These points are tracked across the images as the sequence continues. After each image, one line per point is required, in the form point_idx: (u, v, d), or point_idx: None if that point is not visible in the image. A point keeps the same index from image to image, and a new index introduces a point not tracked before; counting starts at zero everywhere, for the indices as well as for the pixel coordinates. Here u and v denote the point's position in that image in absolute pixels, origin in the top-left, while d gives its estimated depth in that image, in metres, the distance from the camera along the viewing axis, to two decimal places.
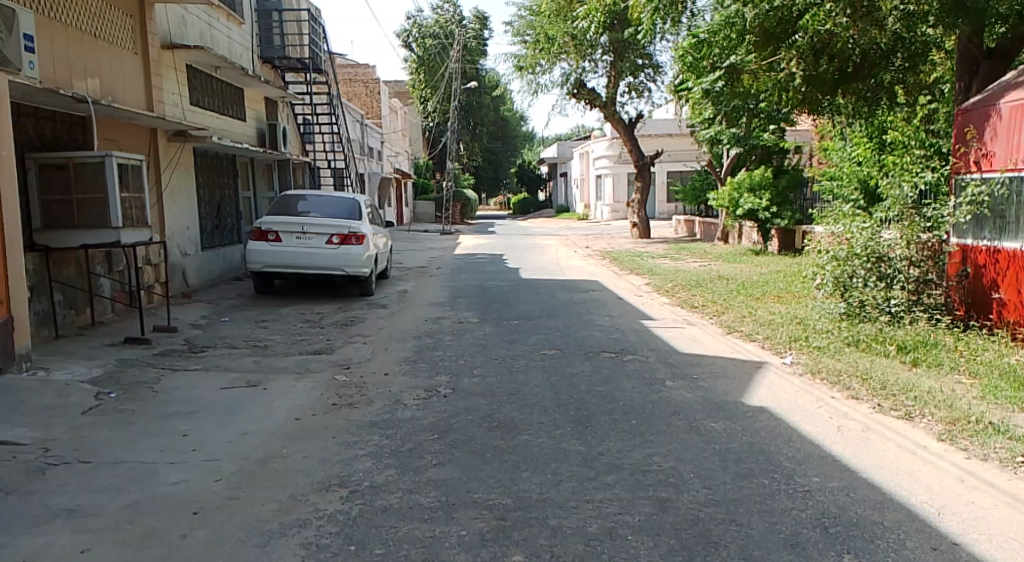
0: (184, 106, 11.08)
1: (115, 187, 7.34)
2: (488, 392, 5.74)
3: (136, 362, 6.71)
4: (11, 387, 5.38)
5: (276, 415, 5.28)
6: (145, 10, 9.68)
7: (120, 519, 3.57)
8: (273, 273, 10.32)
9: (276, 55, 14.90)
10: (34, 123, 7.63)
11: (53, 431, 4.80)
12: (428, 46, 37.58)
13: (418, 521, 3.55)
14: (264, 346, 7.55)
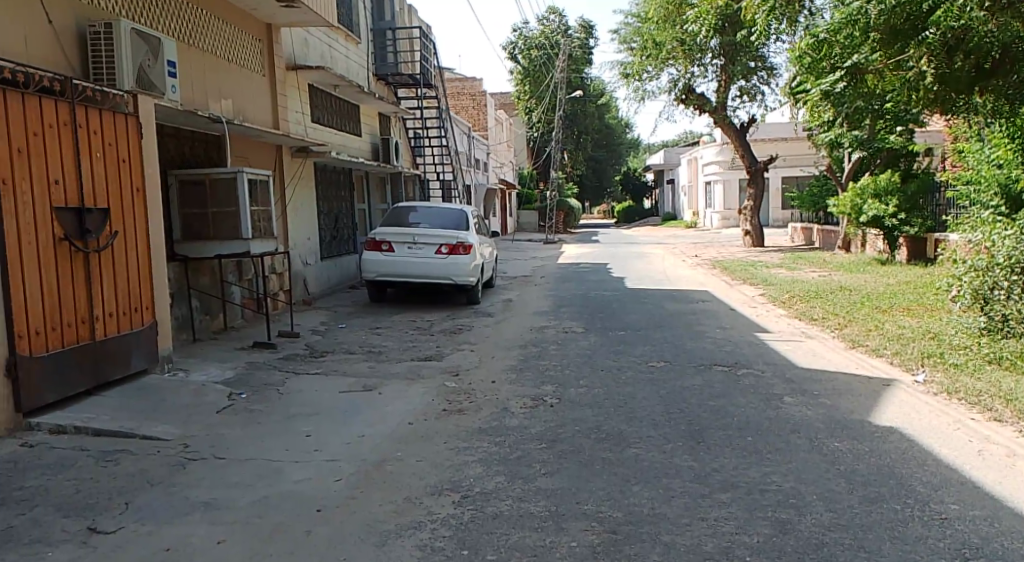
0: (306, 123, 11.69)
1: (245, 202, 7.82)
2: (596, 403, 5.70)
3: (263, 365, 7.12)
4: (156, 387, 5.84)
5: (390, 419, 5.46)
6: (272, 34, 10.29)
7: (252, 514, 3.79)
8: (387, 282, 10.69)
9: (389, 71, 15.48)
10: (175, 142, 8.26)
11: (191, 427, 5.17)
12: (533, 56, 37.92)
13: (529, 529, 3.57)
14: (378, 352, 7.83)
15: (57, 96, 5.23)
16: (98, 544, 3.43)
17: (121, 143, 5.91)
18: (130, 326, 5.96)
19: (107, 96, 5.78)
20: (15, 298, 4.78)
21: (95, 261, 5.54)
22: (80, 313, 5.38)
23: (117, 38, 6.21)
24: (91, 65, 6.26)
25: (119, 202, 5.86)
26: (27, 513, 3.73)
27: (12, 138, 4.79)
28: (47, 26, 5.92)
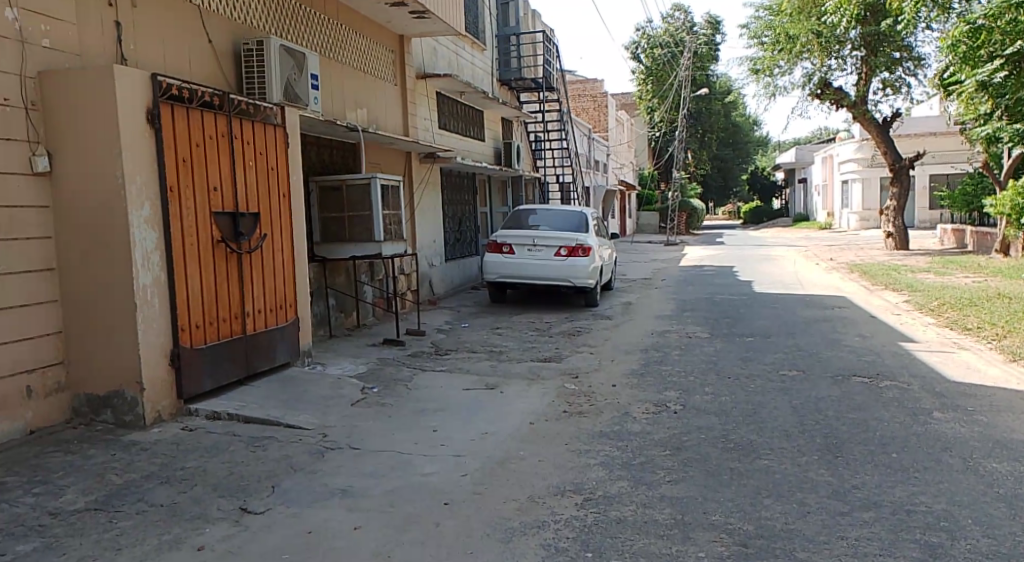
0: (433, 130, 12.08)
1: (377, 207, 8.20)
2: (723, 411, 5.54)
3: (392, 362, 7.43)
4: (297, 379, 6.23)
5: (513, 418, 5.55)
6: (403, 44, 10.71)
7: (385, 503, 3.97)
8: (507, 283, 10.87)
9: (513, 76, 15.72)
10: (316, 150, 8.76)
11: (329, 418, 5.47)
12: (657, 55, 37.27)
13: (654, 536, 3.53)
14: (500, 352, 7.97)
15: (215, 110, 5.68)
16: (248, 524, 3.70)
17: (271, 152, 6.34)
18: (276, 322, 6.38)
19: (259, 108, 6.22)
20: (178, 294, 5.24)
21: (247, 262, 5.97)
22: (234, 309, 5.82)
23: (268, 55, 6.71)
24: (245, 80, 6.79)
25: (269, 207, 6.28)
26: (188, 491, 4.08)
27: (177, 148, 5.26)
28: (208, 46, 6.47)
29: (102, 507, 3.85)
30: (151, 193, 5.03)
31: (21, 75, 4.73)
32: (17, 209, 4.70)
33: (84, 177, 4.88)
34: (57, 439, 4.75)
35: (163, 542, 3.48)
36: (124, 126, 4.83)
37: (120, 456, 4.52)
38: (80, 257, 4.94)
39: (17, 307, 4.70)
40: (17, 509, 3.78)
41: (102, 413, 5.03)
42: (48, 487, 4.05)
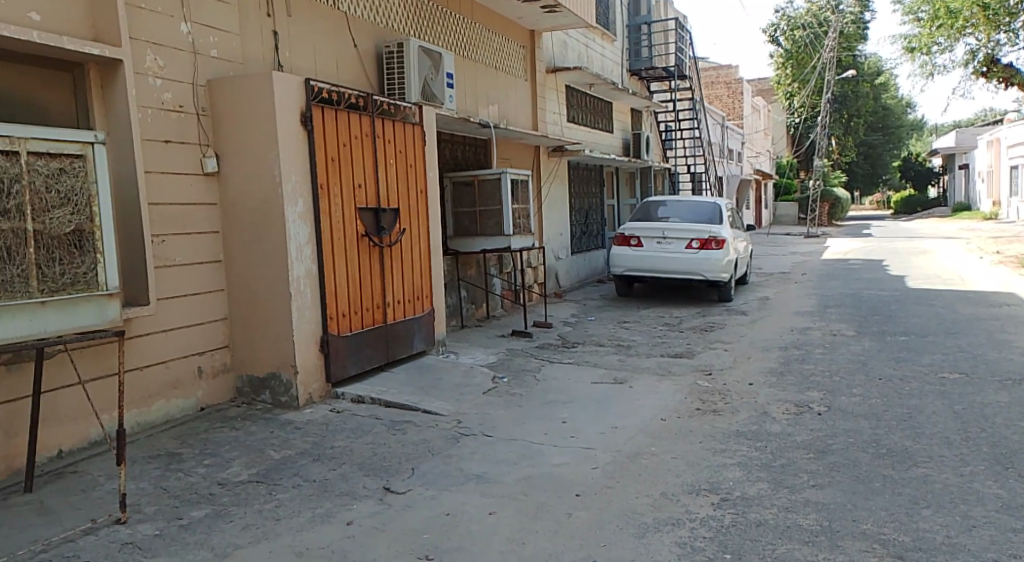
0: (563, 123, 12.12)
1: (507, 200, 8.34)
2: (872, 415, 5.22)
3: (521, 353, 7.55)
4: (432, 367, 6.47)
5: (644, 413, 5.49)
6: (534, 39, 10.80)
7: (518, 490, 4.05)
8: (636, 277, 10.74)
9: (643, 66, 15.41)
10: (450, 147, 9.02)
11: (462, 405, 5.65)
12: (799, 36, 35.10)
13: (797, 542, 3.39)
14: (629, 346, 7.91)
15: (361, 111, 5.98)
16: (391, 502, 3.89)
17: (410, 150, 6.59)
18: (414, 312, 6.65)
19: (399, 108, 6.48)
20: (327, 285, 5.58)
21: (388, 255, 6.26)
22: (376, 299, 6.13)
23: (408, 56, 6.98)
24: (386, 81, 7.11)
25: (408, 202, 6.55)
26: (337, 468, 4.35)
27: (327, 148, 5.59)
28: (353, 49, 6.81)
29: (262, 479, 4.18)
30: (304, 189, 5.39)
31: (194, 84, 5.20)
32: (191, 206, 5.17)
33: (247, 176, 5.30)
34: (223, 416, 5.21)
35: (316, 515, 3.73)
36: (281, 127, 5.19)
37: (276, 434, 4.88)
38: (243, 250, 5.38)
39: (191, 296, 5.18)
40: (191, 478, 4.18)
41: (261, 394, 5.46)
42: (216, 459, 4.45)
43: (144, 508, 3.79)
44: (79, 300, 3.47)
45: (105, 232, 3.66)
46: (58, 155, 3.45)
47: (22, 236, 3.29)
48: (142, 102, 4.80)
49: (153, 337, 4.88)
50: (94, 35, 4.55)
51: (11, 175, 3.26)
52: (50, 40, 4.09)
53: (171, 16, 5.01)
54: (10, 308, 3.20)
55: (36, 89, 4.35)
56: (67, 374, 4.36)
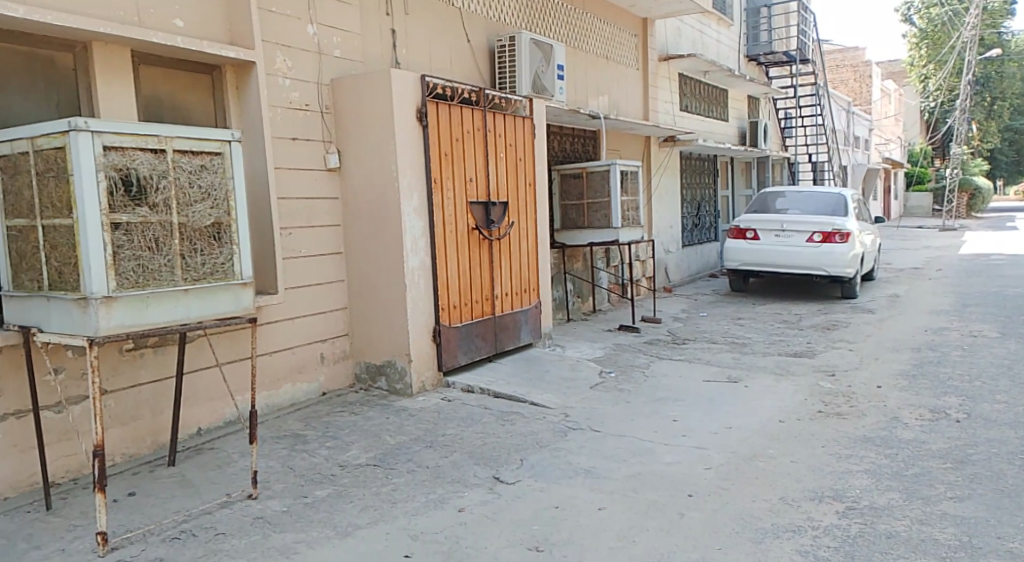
0: (675, 113, 11.83)
1: (617, 193, 8.21)
2: (1018, 424, 4.81)
3: (629, 348, 7.46)
4: (540, 359, 6.49)
5: (761, 414, 5.30)
6: (646, 27, 10.59)
7: (629, 487, 4.01)
8: (751, 271, 10.36)
9: (763, 51, 14.74)
10: (558, 139, 9.00)
11: (570, 399, 5.64)
12: (935, 14, 32.75)
13: (933, 558, 3.17)
14: (743, 343, 7.64)
15: (473, 105, 6.07)
16: (502, 492, 3.95)
17: (520, 143, 6.62)
18: (521, 304, 6.69)
19: (510, 102, 6.53)
20: (439, 277, 5.71)
21: (497, 248, 6.33)
22: (485, 291, 6.21)
23: (520, 49, 7.01)
24: (498, 74, 7.18)
25: (517, 195, 6.58)
26: (448, 456, 4.46)
27: (441, 143, 5.71)
28: (466, 45, 6.92)
29: (378, 463, 4.34)
30: (418, 183, 5.53)
31: (318, 84, 5.44)
32: (314, 200, 5.41)
33: (366, 171, 5.50)
34: (342, 401, 5.45)
35: (430, 501, 3.84)
36: (399, 123, 5.34)
37: (392, 420, 5.05)
38: (362, 242, 5.59)
39: (314, 286, 5.44)
40: (314, 459, 4.40)
41: (377, 380, 5.67)
42: (336, 442, 4.66)
43: (272, 485, 4.02)
44: (217, 288, 3.69)
45: (241, 226, 3.82)
46: (198, 153, 3.62)
47: (168, 228, 3.50)
48: (273, 102, 5.06)
49: (280, 325, 5.16)
50: (230, 40, 4.85)
51: (159, 172, 3.47)
52: (192, 45, 4.38)
53: (299, 19, 5.26)
54: (157, 293, 3.44)
55: (179, 92, 4.70)
56: (205, 357, 4.69)
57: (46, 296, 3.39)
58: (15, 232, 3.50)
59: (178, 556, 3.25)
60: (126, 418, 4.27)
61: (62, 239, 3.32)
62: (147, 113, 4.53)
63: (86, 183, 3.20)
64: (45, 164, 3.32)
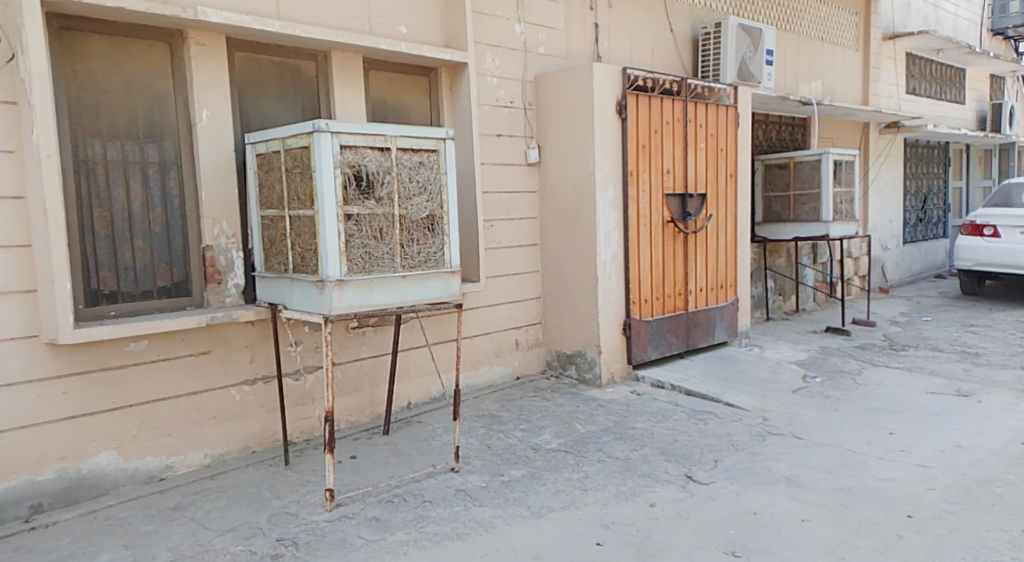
0: (901, 96, 10.79)
1: (829, 183, 7.65)
2: None
3: (837, 352, 6.98)
4: (737, 359, 6.28)
5: (997, 433, 4.74)
6: (869, 4, 9.74)
7: (837, 501, 3.78)
8: (989, 272, 9.22)
9: (1011, 24, 12.84)
10: (764, 127, 8.59)
11: (769, 402, 5.40)
12: None
13: None
14: (976, 353, 6.85)
15: (675, 96, 5.96)
16: (695, 492, 3.90)
17: (723, 132, 6.39)
18: (717, 300, 6.49)
19: (713, 90, 6.31)
20: (633, 270, 5.70)
21: (694, 241, 6.19)
22: (679, 285, 6.11)
23: (725, 36, 6.77)
24: (701, 63, 6.99)
25: (717, 186, 6.38)
26: (640, 450, 4.47)
27: (639, 135, 5.68)
28: (670, 34, 6.80)
29: (570, 450, 4.45)
30: (615, 176, 5.55)
31: (523, 80, 5.64)
32: (515, 193, 5.64)
33: (565, 164, 5.62)
34: (535, 387, 5.64)
35: (621, 492, 3.88)
36: (599, 116, 5.40)
37: (583, 409, 5.16)
38: (558, 233, 5.73)
39: (512, 276, 5.67)
40: (510, 440, 4.61)
41: (568, 369, 5.80)
42: (530, 426, 4.84)
43: (472, 461, 4.28)
44: (430, 275, 3.98)
45: (452, 218, 4.08)
46: (418, 150, 3.91)
47: (391, 219, 3.83)
48: (481, 100, 5.34)
49: (480, 311, 5.45)
50: (446, 43, 5.16)
51: (385, 168, 3.79)
52: (414, 49, 4.73)
53: (508, 18, 5.47)
54: (380, 278, 3.78)
55: (401, 92, 5.09)
56: (415, 338, 5.08)
57: (291, 277, 3.87)
58: (267, 221, 4.01)
59: (391, 518, 3.57)
60: (348, 389, 4.74)
61: (304, 228, 3.76)
62: (374, 113, 4.95)
63: (326, 179, 3.59)
64: (293, 162, 3.76)
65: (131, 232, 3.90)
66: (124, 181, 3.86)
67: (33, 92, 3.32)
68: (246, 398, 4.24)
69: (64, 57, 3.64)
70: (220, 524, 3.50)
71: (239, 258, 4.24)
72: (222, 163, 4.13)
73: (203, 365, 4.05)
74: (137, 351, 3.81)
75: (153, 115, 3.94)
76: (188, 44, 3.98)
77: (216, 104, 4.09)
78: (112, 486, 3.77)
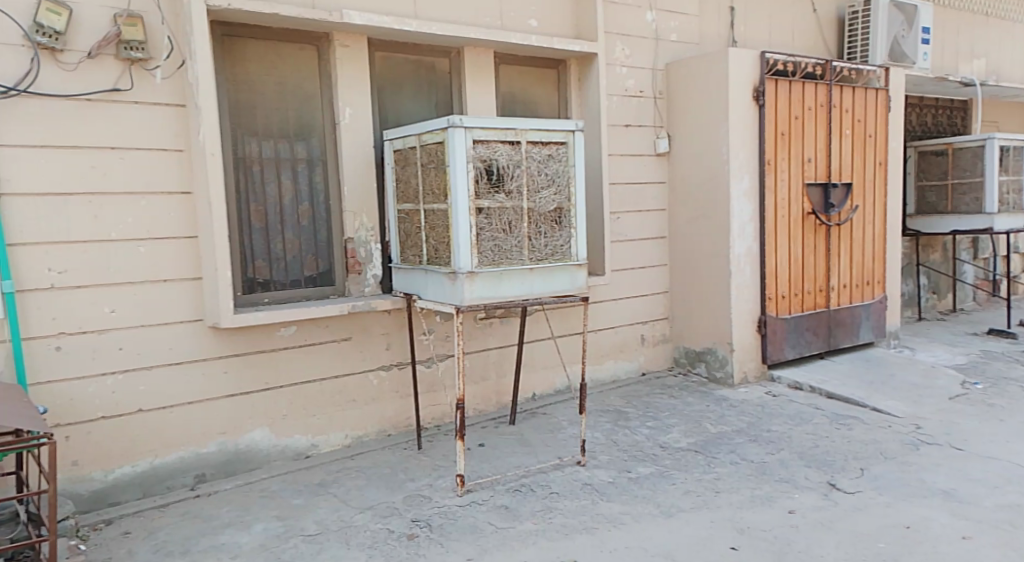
0: None
1: (993, 170, 7.00)
2: None
3: (1002, 356, 6.36)
4: (884, 361, 5.87)
5: None
6: None
7: (1004, 519, 3.46)
8: None
9: None
10: (917, 112, 8.00)
11: (921, 408, 5.02)
12: None
13: None
14: None
15: (818, 80, 5.64)
16: (838, 500, 3.68)
17: (871, 118, 5.98)
18: (862, 297, 6.09)
19: (861, 73, 5.96)
20: (769, 264, 5.46)
21: (837, 234, 5.84)
22: (819, 281, 5.79)
23: (876, 12, 6.30)
24: (847, 44, 6.56)
25: (864, 175, 5.97)
26: (777, 453, 4.28)
27: (778, 122, 5.42)
28: (812, 15, 6.44)
29: (701, 450, 4.33)
30: (751, 166, 5.33)
31: (654, 69, 5.53)
32: (644, 185, 5.55)
33: (697, 154, 5.45)
34: (663, 383, 5.54)
35: (757, 496, 3.74)
36: (735, 104, 5.20)
37: (713, 408, 5.00)
38: (689, 226, 5.57)
39: (640, 269, 5.59)
40: (637, 436, 4.55)
41: (697, 366, 5.64)
42: (659, 423, 4.75)
43: (599, 456, 4.26)
44: (557, 268, 3.99)
45: (581, 211, 4.06)
46: (547, 143, 3.92)
47: (520, 212, 3.87)
48: (611, 90, 5.29)
49: (607, 304, 5.41)
50: (576, 35, 5.14)
51: (515, 161, 3.83)
52: (544, 42, 4.74)
53: (640, 6, 5.38)
54: (509, 271, 3.83)
55: (530, 85, 5.12)
56: (542, 330, 5.12)
57: (425, 269, 3.99)
58: (403, 215, 4.16)
59: (520, 507, 3.62)
60: (477, 378, 4.85)
61: (438, 221, 3.86)
62: (504, 107, 5.02)
63: (459, 172, 3.67)
64: (429, 157, 3.88)
65: (281, 225, 4.16)
66: (276, 177, 4.12)
67: (200, 96, 3.61)
68: (382, 383, 4.42)
69: (225, 62, 3.93)
70: (359, 503, 3.68)
71: (377, 250, 4.43)
72: (363, 159, 4.32)
73: (344, 351, 4.27)
74: (287, 336, 4.06)
75: (302, 114, 4.18)
76: (333, 46, 4.19)
77: (357, 101, 4.29)
78: (264, 461, 4.05)
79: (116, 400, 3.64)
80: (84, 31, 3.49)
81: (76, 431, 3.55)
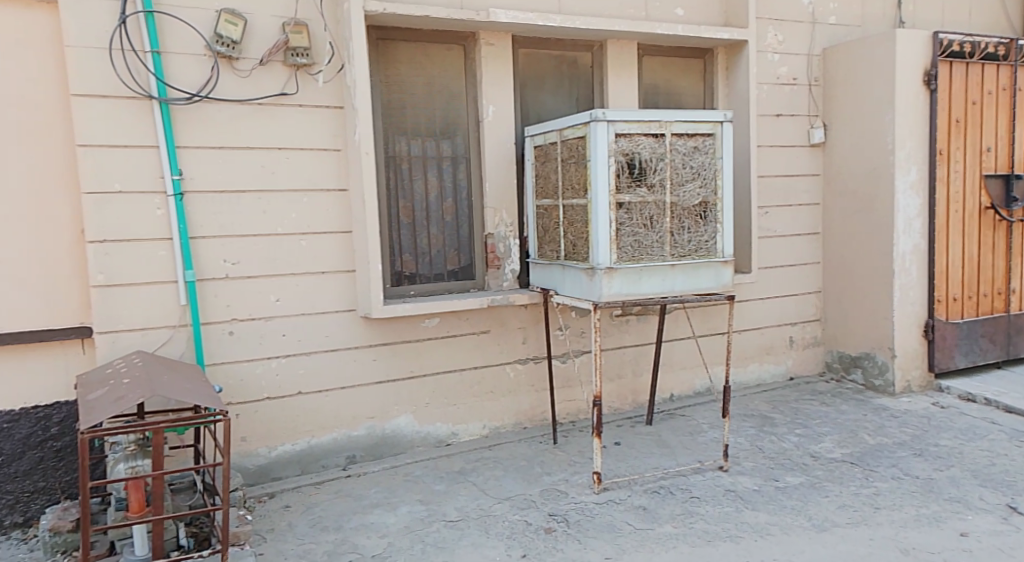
0: None
1: None
2: None
3: None
4: None
5: None
6: None
7: None
8: None
9: None
10: None
11: None
12: None
13: None
14: None
15: (999, 61, 5.11)
16: (1019, 526, 3.33)
17: None
18: None
19: None
20: (937, 264, 5.02)
21: (1019, 231, 5.27)
22: (997, 282, 5.26)
23: None
24: None
25: None
26: (945, 470, 3.93)
27: (951, 108, 4.96)
28: None
29: (856, 462, 4.06)
30: (918, 156, 4.92)
31: (809, 55, 5.23)
32: (795, 178, 5.26)
33: (856, 145, 5.10)
34: (813, 389, 5.24)
35: (922, 515, 3.44)
36: (901, 90, 4.81)
37: (870, 418, 4.67)
38: (844, 222, 5.23)
39: (790, 267, 5.31)
40: (785, 444, 4.32)
41: (852, 372, 5.29)
42: (808, 431, 4.49)
43: (743, 462, 4.08)
44: (701, 265, 3.86)
45: (727, 205, 3.90)
46: (693, 135, 3.79)
47: (662, 207, 3.77)
48: (761, 79, 5.05)
49: (753, 304, 5.18)
50: (725, 22, 4.95)
51: (658, 155, 3.74)
52: (691, 31, 4.60)
53: None
54: (649, 267, 3.76)
55: (675, 77, 4.99)
56: (683, 328, 4.98)
57: (563, 264, 3.99)
58: (543, 211, 4.18)
59: (659, 509, 3.54)
60: (614, 375, 4.80)
61: (578, 217, 3.85)
62: (647, 100, 4.91)
63: (601, 167, 3.63)
64: (569, 152, 3.86)
65: (427, 220, 4.30)
66: (423, 174, 4.26)
67: (357, 98, 3.79)
68: (520, 376, 4.47)
69: (380, 64, 4.11)
70: (499, 493, 3.74)
71: (517, 245, 4.48)
72: (506, 155, 4.38)
73: (485, 343, 4.35)
74: (431, 327, 4.20)
75: (448, 112, 4.30)
76: (479, 45, 4.27)
77: (501, 98, 4.35)
78: (409, 447, 4.21)
79: (278, 383, 3.90)
80: (256, 39, 3.76)
81: (245, 409, 3.84)
